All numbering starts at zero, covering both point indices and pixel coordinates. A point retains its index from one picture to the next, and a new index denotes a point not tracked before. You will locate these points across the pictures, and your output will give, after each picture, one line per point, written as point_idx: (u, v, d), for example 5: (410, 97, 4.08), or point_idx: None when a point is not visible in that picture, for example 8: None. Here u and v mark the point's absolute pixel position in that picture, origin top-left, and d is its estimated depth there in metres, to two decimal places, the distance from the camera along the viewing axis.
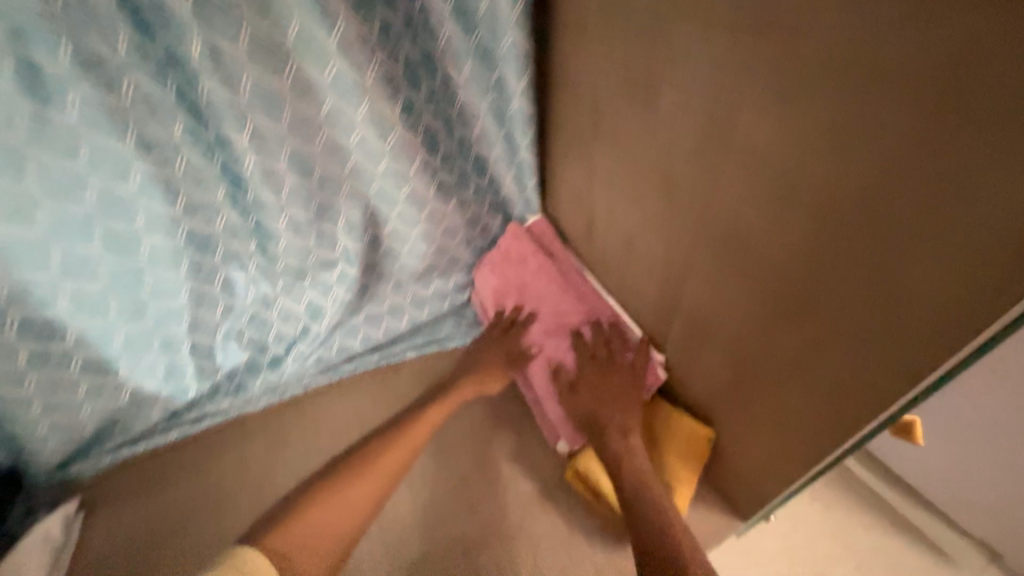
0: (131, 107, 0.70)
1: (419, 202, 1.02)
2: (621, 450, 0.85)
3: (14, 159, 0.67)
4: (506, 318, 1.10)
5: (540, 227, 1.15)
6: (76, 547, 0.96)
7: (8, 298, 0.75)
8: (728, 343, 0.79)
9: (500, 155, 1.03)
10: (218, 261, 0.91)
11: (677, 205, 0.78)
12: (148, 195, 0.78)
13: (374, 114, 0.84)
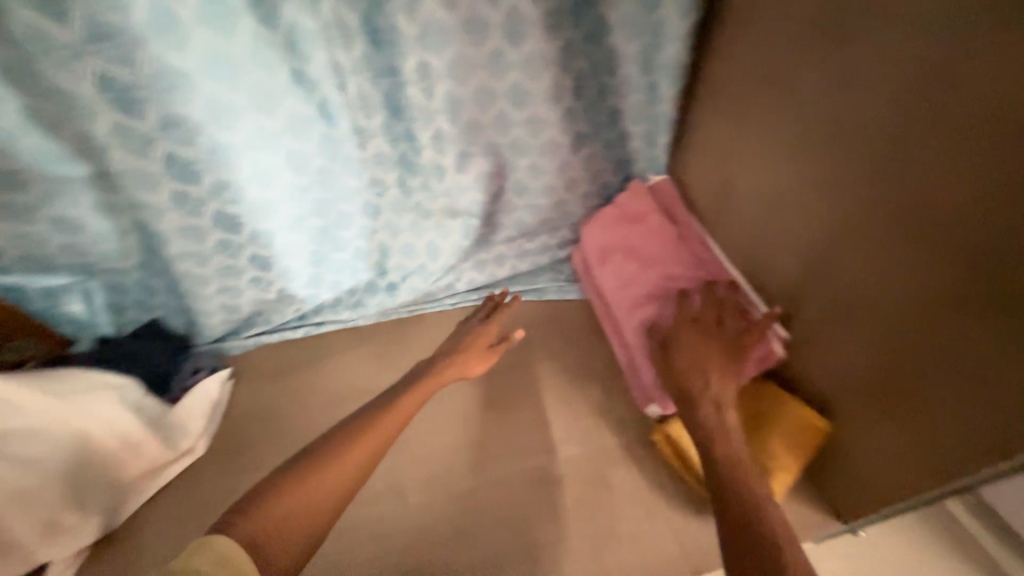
0: (330, 28, 0.77)
1: (550, 148, 1.02)
2: (707, 425, 0.77)
3: (233, 69, 0.75)
4: (613, 276, 1.08)
5: (664, 187, 1.11)
6: (226, 405, 1.16)
7: (211, 192, 0.87)
8: (825, 377, 0.83)
9: (638, 107, 1.01)
10: (365, 184, 0.99)
11: (801, 233, 0.82)
12: (327, 115, 0.86)
13: (530, 52, 0.87)
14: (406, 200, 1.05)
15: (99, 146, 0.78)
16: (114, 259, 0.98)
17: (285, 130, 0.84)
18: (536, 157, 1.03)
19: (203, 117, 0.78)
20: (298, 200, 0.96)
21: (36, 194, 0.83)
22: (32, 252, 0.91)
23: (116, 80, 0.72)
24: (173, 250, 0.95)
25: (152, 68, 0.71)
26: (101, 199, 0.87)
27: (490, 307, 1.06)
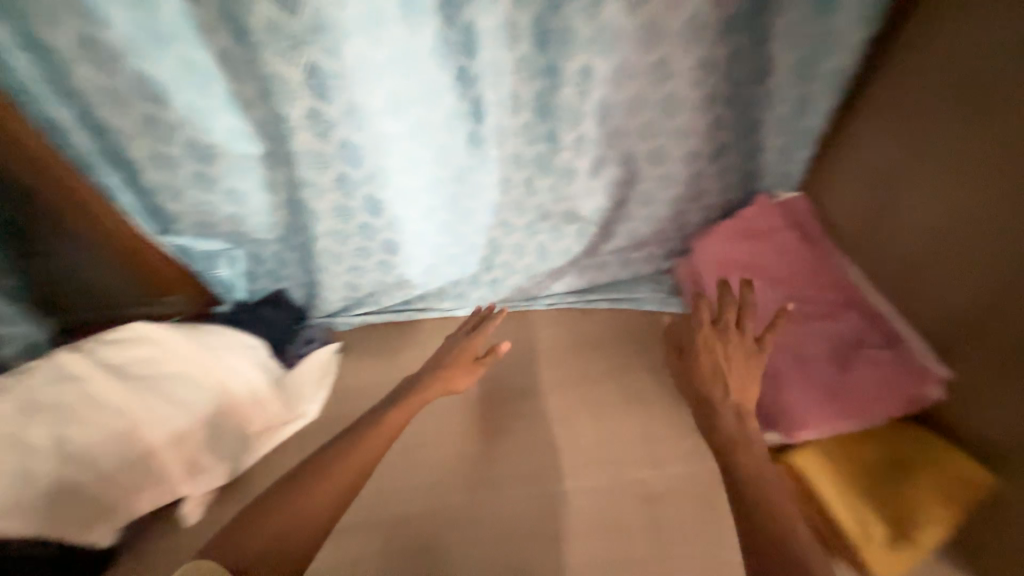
0: (511, 29, 0.80)
1: (687, 158, 1.00)
2: (733, 438, 0.74)
3: (411, 61, 0.80)
4: (731, 293, 1.03)
5: (796, 203, 1.07)
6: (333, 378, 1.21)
7: (371, 177, 0.94)
8: (997, 429, 0.74)
9: (783, 119, 0.98)
10: (496, 179, 1.01)
11: (986, 263, 0.73)
12: (485, 112, 0.89)
13: (695, 59, 0.86)
14: (527, 201, 1.07)
15: (287, 127, 0.84)
16: (263, 230, 1.07)
17: (440, 125, 0.89)
18: (672, 167, 1.02)
19: (376, 107, 0.83)
20: (437, 190, 1.00)
21: (217, 166, 0.93)
22: (204, 218, 1.02)
23: (323, 70, 0.78)
24: (319, 228, 1.03)
25: (353, 61, 0.77)
26: (266, 175, 0.96)
27: (478, 319, 0.98)
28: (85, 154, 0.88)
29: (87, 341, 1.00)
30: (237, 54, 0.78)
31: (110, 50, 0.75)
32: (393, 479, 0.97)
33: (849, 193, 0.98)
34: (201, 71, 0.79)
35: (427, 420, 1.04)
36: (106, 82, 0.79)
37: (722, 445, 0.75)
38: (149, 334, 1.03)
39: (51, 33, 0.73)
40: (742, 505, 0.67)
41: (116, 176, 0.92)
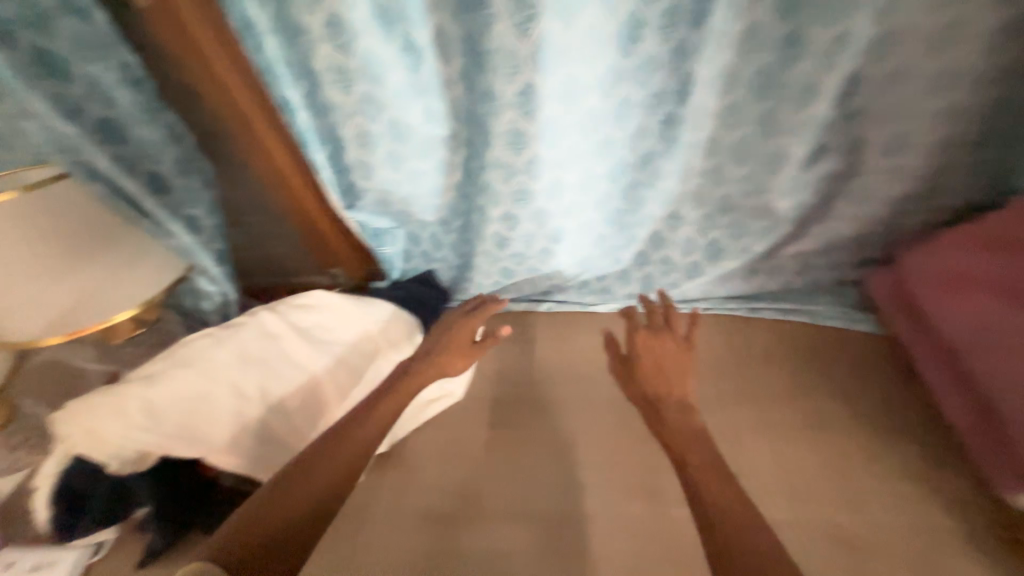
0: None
1: (922, 153, 0.92)
2: (675, 435, 0.72)
3: (638, 28, 0.73)
4: (975, 317, 0.84)
5: None
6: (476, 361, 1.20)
7: (560, 158, 0.87)
8: None
9: None
10: (678, 167, 0.94)
11: None
12: (699, 88, 0.81)
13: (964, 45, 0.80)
14: (709, 192, 0.99)
15: (494, 102, 0.78)
16: (429, 212, 1.09)
17: (644, 104, 0.83)
18: (912, 160, 0.93)
19: (591, 82, 0.77)
20: (617, 176, 0.94)
21: (408, 145, 0.94)
22: (385, 196, 1.04)
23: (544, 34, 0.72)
24: (493, 213, 0.98)
25: (584, 28, 0.71)
26: (447, 158, 0.97)
27: (477, 301, 1.02)
28: (303, 131, 0.91)
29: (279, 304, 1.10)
30: (452, 33, 0.78)
31: (347, 26, 0.76)
32: (461, 470, 1.03)
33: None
34: (416, 50, 0.80)
35: (485, 419, 1.11)
36: (340, 59, 0.79)
37: (696, 465, 0.67)
38: (318, 299, 1.11)
39: (304, 10, 0.75)
40: (722, 549, 0.57)
41: (322, 153, 0.95)
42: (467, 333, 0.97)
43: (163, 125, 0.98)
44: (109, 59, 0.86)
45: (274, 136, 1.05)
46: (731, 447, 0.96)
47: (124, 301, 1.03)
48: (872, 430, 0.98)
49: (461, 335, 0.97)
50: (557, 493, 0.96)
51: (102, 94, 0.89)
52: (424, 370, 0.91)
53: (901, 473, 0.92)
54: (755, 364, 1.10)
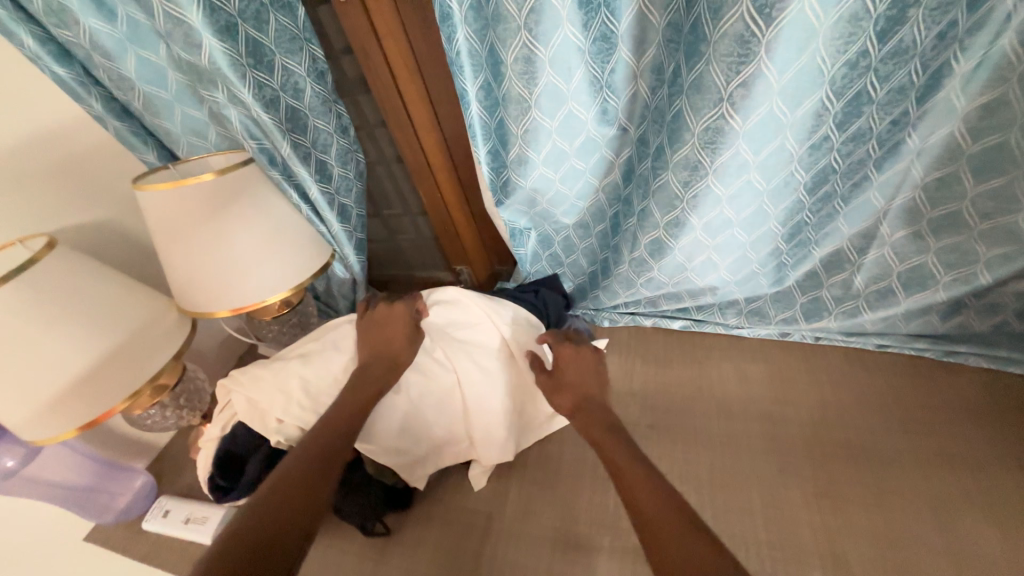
0: None
1: None
2: (611, 456, 0.72)
3: (902, 11, 0.62)
4: None
5: None
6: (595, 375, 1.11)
7: (761, 163, 0.77)
8: None
9: None
10: (887, 177, 0.81)
11: None
12: (956, 85, 0.68)
13: None
14: (928, 210, 0.83)
15: (704, 97, 0.70)
16: (573, 213, 1.04)
17: (878, 102, 0.71)
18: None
19: (827, 78, 0.66)
20: (814, 184, 0.82)
21: (574, 144, 0.89)
22: (536, 195, 1.00)
23: None
24: (660, 218, 0.91)
25: (845, 11, 0.60)
26: (607, 157, 0.92)
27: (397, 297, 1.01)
28: (473, 126, 0.89)
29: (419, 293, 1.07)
30: (655, 24, 0.73)
31: (551, 13, 0.71)
32: (524, 546, 0.91)
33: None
34: (611, 39, 0.74)
35: (528, 484, 1.00)
36: (534, 50, 0.75)
37: (628, 486, 0.67)
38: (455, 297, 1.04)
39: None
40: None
41: (485, 149, 0.93)
42: (409, 323, 0.96)
43: (335, 117, 1.03)
44: (301, 53, 0.92)
45: (430, 128, 1.05)
46: (933, 521, 0.79)
47: (292, 278, 1.03)
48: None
49: (394, 324, 0.96)
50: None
51: (292, 86, 0.93)
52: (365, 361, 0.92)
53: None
54: (957, 420, 0.90)
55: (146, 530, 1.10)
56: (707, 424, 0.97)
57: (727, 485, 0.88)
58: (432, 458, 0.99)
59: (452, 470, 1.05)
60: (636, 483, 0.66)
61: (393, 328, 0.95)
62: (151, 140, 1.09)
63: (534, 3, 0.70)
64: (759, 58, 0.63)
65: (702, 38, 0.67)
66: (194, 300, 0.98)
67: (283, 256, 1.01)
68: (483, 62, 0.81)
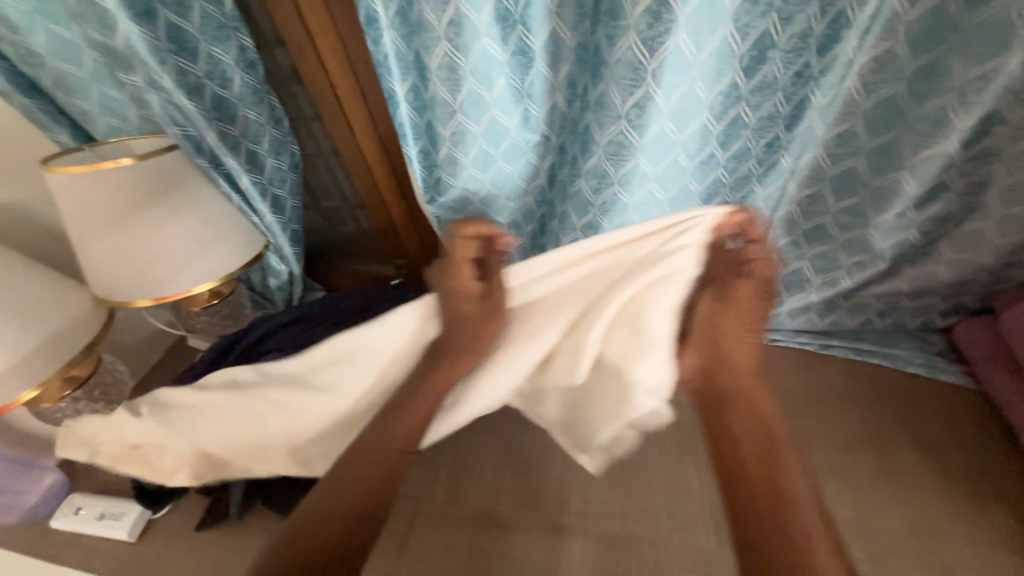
0: (913, 21, 0.68)
1: None
2: (774, 462, 0.71)
3: (764, 50, 0.72)
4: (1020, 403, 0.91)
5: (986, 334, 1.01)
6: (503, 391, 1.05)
7: (661, 176, 0.85)
8: None
9: None
10: (766, 191, 0.92)
11: None
12: (817, 114, 0.79)
13: None
14: (803, 222, 0.96)
15: (608, 115, 0.77)
16: (503, 214, 1.08)
17: (753, 127, 0.81)
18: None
19: (708, 104, 0.76)
20: (708, 198, 0.93)
21: (500, 148, 0.94)
22: (468, 195, 1.04)
23: None
24: (577, 221, 0.98)
25: (717, 47, 0.69)
26: (534, 161, 0.98)
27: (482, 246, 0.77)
28: (404, 125, 0.93)
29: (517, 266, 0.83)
30: (568, 43, 0.82)
31: (467, 27, 0.76)
32: (433, 530, 0.96)
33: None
34: (528, 54, 0.81)
35: (446, 471, 1.05)
36: (456, 60, 0.80)
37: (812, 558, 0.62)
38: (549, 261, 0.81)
39: (430, 8, 0.75)
40: None
41: (416, 147, 0.98)
42: (478, 283, 0.79)
43: (268, 108, 1.02)
44: (229, 41, 0.91)
45: (367, 124, 1.07)
46: None
47: (220, 267, 1.02)
48: (972, 492, 0.89)
49: (481, 300, 0.79)
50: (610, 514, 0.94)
51: (219, 74, 0.93)
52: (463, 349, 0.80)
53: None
54: (828, 403, 1.04)
55: (55, 530, 1.04)
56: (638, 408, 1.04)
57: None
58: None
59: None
60: (818, 545, 0.63)
61: (486, 307, 0.79)
62: (64, 119, 1.03)
63: (454, 16, 0.75)
64: (647, 83, 0.71)
65: (603, 62, 0.74)
66: (113, 288, 0.95)
67: (212, 248, 1.01)
68: (411, 64, 0.86)
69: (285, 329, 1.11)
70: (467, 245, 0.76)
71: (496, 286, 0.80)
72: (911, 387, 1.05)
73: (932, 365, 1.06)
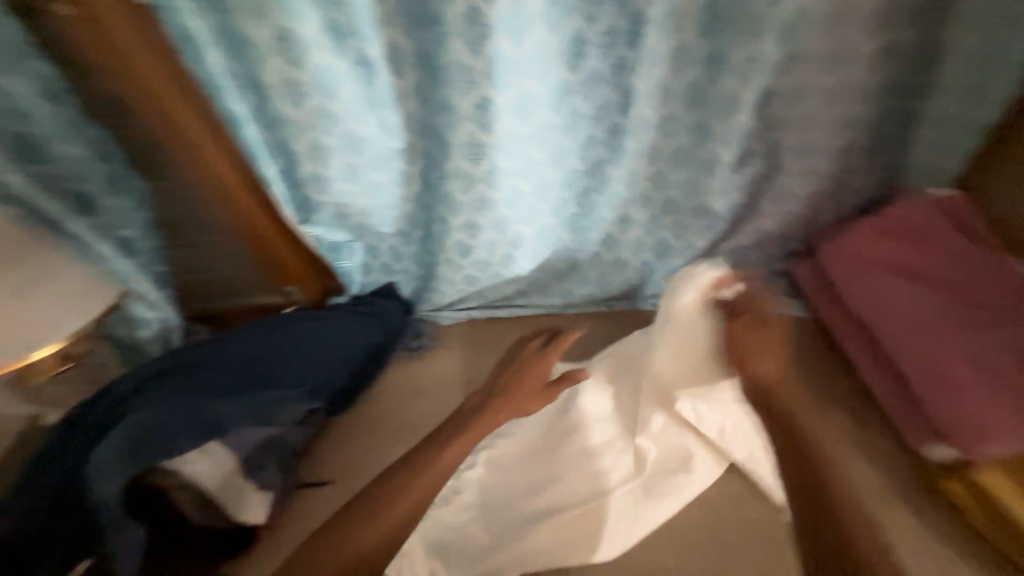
0: (696, 15, 0.81)
1: (837, 158, 1.02)
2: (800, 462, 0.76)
3: (580, 47, 0.81)
4: (836, 326, 1.10)
5: (805, 278, 1.17)
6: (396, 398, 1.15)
7: (517, 169, 0.94)
8: None
9: (932, 126, 1.01)
10: (618, 174, 1.00)
11: None
12: (645, 100, 0.88)
13: (848, 77, 0.91)
14: (655, 196, 1.07)
15: (452, 116, 0.84)
16: (387, 225, 1.09)
17: (591, 116, 0.90)
18: (818, 162, 1.02)
19: (541, 98, 0.85)
20: (569, 186, 1.01)
21: (365, 158, 0.95)
22: (344, 209, 1.04)
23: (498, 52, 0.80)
24: (454, 221, 1.02)
25: (534, 46, 0.78)
26: (404, 168, 0.96)
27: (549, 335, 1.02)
28: (258, 143, 0.92)
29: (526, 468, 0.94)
30: (405, 48, 0.79)
31: (297, 41, 0.79)
32: None
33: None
34: (369, 63, 0.82)
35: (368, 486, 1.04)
36: (294, 74, 0.82)
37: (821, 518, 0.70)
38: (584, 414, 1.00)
39: (252, 23, 0.77)
40: None
41: (275, 166, 0.96)
42: (543, 359, 0.97)
43: (91, 140, 0.91)
44: (22, 72, 0.79)
45: (218, 150, 0.95)
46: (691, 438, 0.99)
47: (64, 322, 0.83)
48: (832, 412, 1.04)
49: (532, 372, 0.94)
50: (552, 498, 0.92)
51: (16, 111, 0.82)
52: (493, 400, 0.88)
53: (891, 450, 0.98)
54: None
55: None
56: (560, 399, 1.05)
57: (557, 444, 0.98)
58: (267, 473, 0.97)
59: (298, 432, 1.05)
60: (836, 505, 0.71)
61: (532, 376, 0.93)
62: None
63: (282, 32, 0.78)
64: (483, 85, 0.80)
65: (436, 66, 0.81)
66: None
67: (47, 301, 0.82)
68: (250, 83, 0.84)
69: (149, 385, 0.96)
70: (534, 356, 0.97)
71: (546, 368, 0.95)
72: None
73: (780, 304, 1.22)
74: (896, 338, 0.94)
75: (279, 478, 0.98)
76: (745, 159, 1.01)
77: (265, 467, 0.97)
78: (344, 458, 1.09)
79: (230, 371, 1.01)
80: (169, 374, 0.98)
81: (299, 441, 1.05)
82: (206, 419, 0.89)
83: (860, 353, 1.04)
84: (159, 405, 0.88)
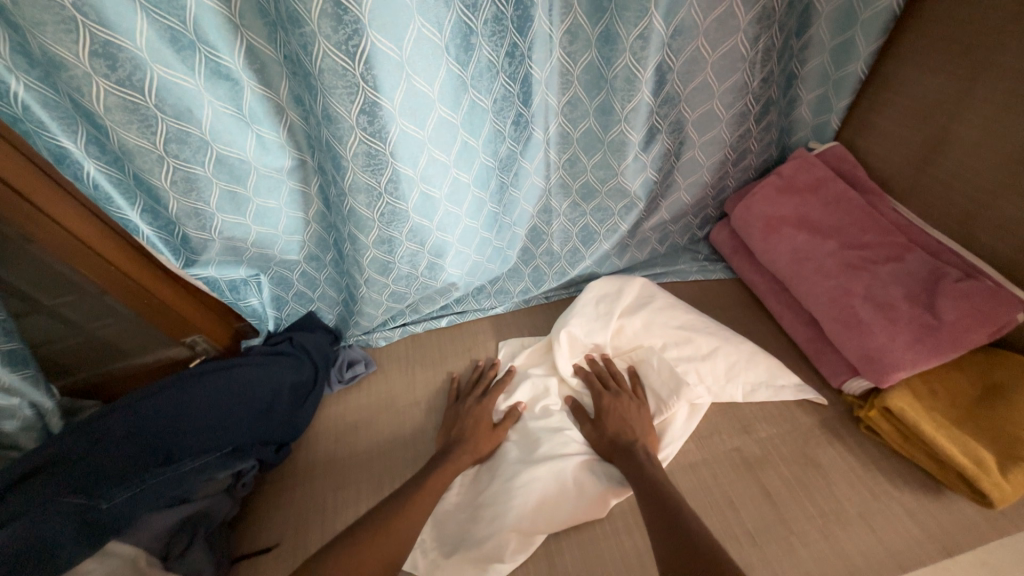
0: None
1: (733, 124, 1.06)
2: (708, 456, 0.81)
3: (468, 39, 0.78)
4: (753, 283, 1.17)
5: (721, 238, 1.24)
6: (336, 441, 1.05)
7: (423, 175, 0.87)
8: (977, 293, 0.84)
9: (809, 85, 1.09)
10: (529, 163, 1.00)
11: (931, 166, 0.95)
12: (549, 83, 0.90)
13: (733, 44, 0.93)
14: (572, 183, 1.07)
15: (339, 126, 0.76)
16: (293, 250, 1.00)
17: (493, 109, 0.88)
18: (720, 129, 1.06)
19: (436, 97, 0.79)
20: (484, 184, 0.97)
21: (248, 185, 0.85)
22: (237, 243, 0.92)
23: (381, 55, 0.70)
24: (366, 240, 0.93)
25: (414, 41, 0.72)
26: (299, 188, 0.91)
27: (478, 373, 1.08)
28: (101, 186, 0.81)
29: (491, 494, 0.88)
30: (268, 55, 0.75)
31: (125, 58, 0.66)
32: None
33: (898, 141, 1.00)
34: (233, 77, 0.74)
35: (312, 548, 0.90)
36: (134, 98, 0.70)
37: None
38: (538, 429, 0.96)
39: (56, 40, 0.63)
40: None
41: (136, 209, 0.86)
42: (481, 396, 1.02)
43: None
44: None
45: (63, 198, 0.80)
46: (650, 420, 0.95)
47: None
48: None
49: (469, 422, 0.97)
50: (514, 506, 0.85)
51: None
52: (454, 451, 0.91)
53: (821, 390, 1.02)
54: None
55: None
56: (506, 401, 1.01)
57: (511, 451, 0.94)
58: (193, 555, 0.81)
59: (228, 500, 0.90)
60: None
61: (472, 424, 0.96)
62: None
63: (105, 48, 0.65)
64: (364, 88, 0.72)
65: (309, 73, 0.71)
66: None
67: None
68: (72, 113, 0.73)
69: (13, 491, 0.78)
70: (471, 399, 1.01)
71: (487, 415, 0.98)
72: (696, 291, 1.24)
73: (705, 269, 1.27)
74: (801, 285, 1.02)
75: (209, 558, 0.82)
76: (651, 136, 1.02)
77: (188, 551, 0.81)
78: (290, 515, 0.95)
79: (124, 451, 0.85)
80: (42, 473, 0.81)
81: (228, 511, 0.90)
82: (100, 516, 0.77)
83: (776, 303, 1.11)
84: (29, 514, 0.74)
